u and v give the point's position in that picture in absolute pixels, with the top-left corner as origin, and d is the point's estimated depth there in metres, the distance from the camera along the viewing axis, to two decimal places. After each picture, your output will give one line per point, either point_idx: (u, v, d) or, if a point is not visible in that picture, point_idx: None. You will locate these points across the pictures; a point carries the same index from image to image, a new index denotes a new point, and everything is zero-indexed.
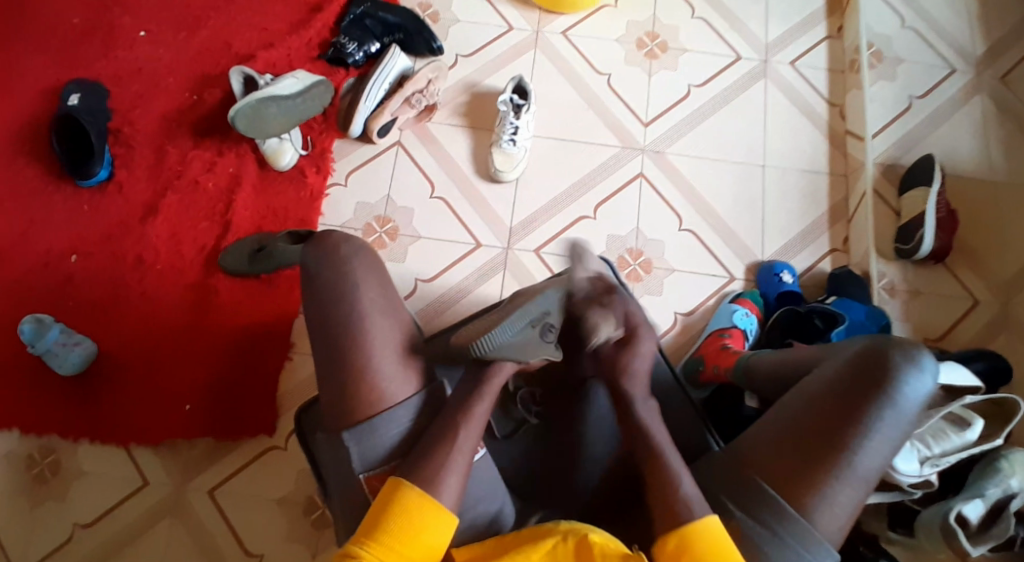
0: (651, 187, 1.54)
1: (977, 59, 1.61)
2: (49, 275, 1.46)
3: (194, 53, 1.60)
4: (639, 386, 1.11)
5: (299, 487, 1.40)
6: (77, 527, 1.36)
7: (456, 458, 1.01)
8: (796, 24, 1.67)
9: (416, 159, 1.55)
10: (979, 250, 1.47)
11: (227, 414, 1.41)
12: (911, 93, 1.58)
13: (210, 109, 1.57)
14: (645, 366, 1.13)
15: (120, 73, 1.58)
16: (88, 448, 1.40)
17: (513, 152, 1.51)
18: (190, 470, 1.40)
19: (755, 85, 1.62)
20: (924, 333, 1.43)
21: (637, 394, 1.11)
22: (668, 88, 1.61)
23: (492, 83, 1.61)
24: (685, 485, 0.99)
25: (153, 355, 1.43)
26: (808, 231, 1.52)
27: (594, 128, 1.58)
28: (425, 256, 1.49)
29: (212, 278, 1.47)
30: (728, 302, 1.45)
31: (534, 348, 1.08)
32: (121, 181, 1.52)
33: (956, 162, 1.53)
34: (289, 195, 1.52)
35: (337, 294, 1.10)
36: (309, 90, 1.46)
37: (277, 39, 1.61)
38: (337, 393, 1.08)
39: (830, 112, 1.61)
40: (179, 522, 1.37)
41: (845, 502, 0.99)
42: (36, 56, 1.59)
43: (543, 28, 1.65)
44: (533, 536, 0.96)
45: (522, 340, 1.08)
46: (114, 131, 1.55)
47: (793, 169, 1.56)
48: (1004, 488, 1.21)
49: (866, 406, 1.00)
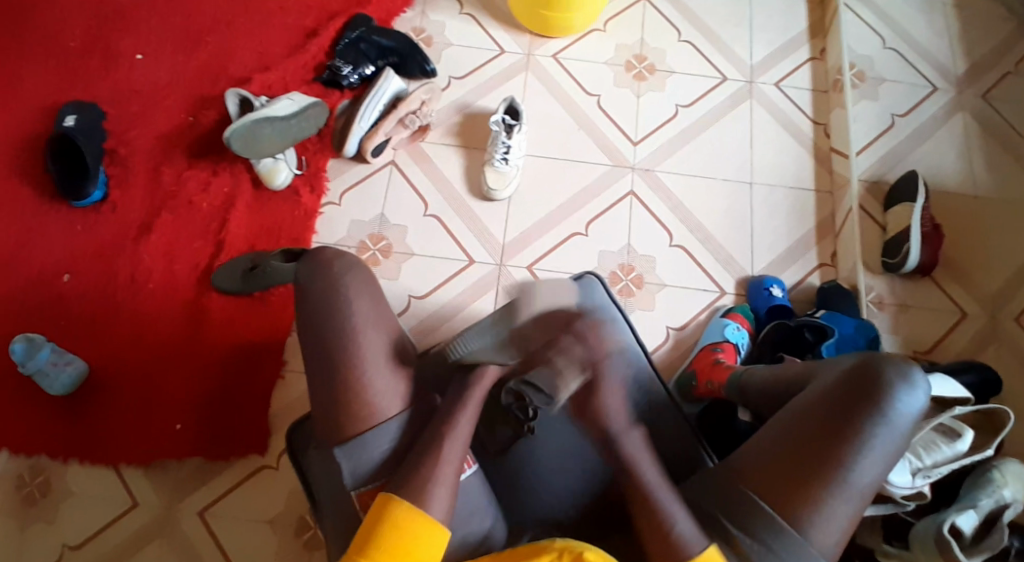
0: (642, 205, 1.56)
1: (957, 79, 1.65)
2: (42, 294, 1.46)
3: (191, 75, 1.62)
4: (616, 421, 1.11)
5: (291, 506, 1.39)
6: (67, 547, 1.34)
7: (442, 468, 1.01)
8: (780, 47, 1.71)
9: (410, 178, 1.57)
10: (964, 264, 1.50)
11: (219, 434, 1.40)
12: (894, 112, 1.62)
13: (205, 130, 1.58)
14: (616, 404, 1.12)
15: (117, 95, 1.60)
16: (77, 469, 1.39)
17: (506, 170, 1.54)
18: (180, 490, 1.38)
19: (742, 106, 1.65)
20: (913, 346, 1.45)
21: (616, 427, 1.11)
22: (657, 108, 1.64)
23: (484, 105, 1.64)
24: (682, 524, 0.99)
25: (145, 374, 1.42)
26: (797, 246, 1.55)
27: (585, 147, 1.60)
28: (418, 273, 1.50)
29: (206, 297, 1.47)
30: (719, 317, 1.47)
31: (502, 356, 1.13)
32: (115, 201, 1.53)
33: (940, 178, 1.56)
34: (283, 213, 1.53)
35: (331, 308, 1.10)
36: (304, 111, 1.49)
37: (273, 62, 1.63)
38: (328, 404, 1.08)
39: (815, 130, 1.64)
40: (169, 542, 1.35)
41: (839, 516, 1.00)
42: (33, 77, 1.60)
43: (534, 51, 1.69)
44: (525, 555, 0.96)
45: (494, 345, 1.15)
46: (109, 151, 1.56)
47: (781, 186, 1.59)
48: (997, 499, 1.22)
49: (861, 421, 1.01)
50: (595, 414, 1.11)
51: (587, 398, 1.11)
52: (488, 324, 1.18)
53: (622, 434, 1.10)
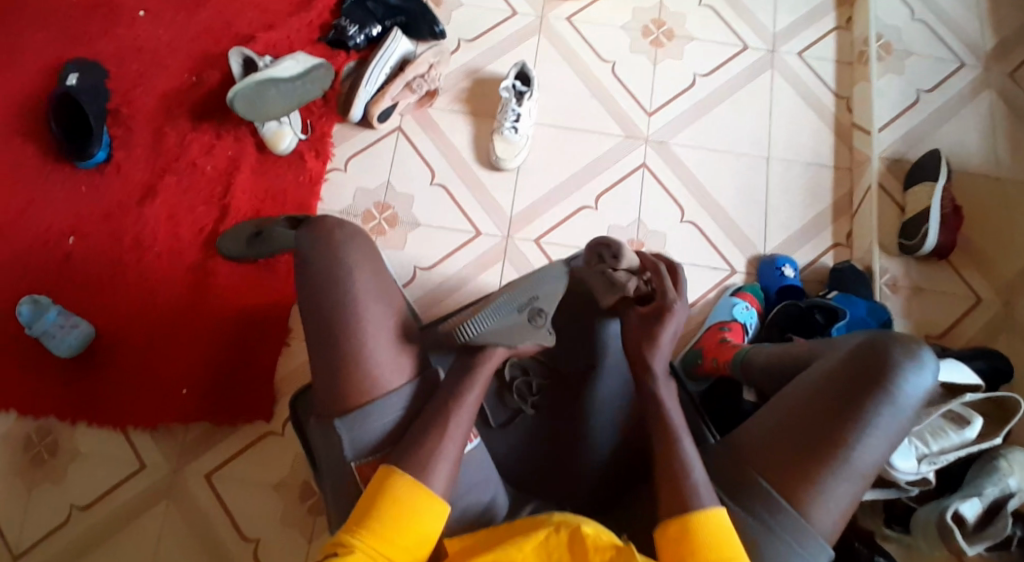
0: (653, 176, 1.53)
1: (986, 53, 1.59)
2: (45, 255, 1.45)
3: (194, 33, 1.58)
4: (664, 362, 1.07)
5: (296, 470, 1.40)
6: (75, 508, 1.36)
7: (446, 444, 1.01)
8: (805, 14, 1.64)
9: (417, 144, 1.54)
10: (983, 249, 1.46)
11: (223, 400, 1.40)
12: (919, 87, 1.56)
13: (209, 91, 1.55)
14: (669, 345, 1.08)
15: (119, 53, 1.57)
16: (84, 430, 1.40)
17: (515, 140, 1.49)
18: (187, 453, 1.40)
19: (761, 76, 1.60)
20: (925, 330, 1.42)
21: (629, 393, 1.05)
22: (673, 77, 1.59)
23: (494, 70, 1.59)
24: (690, 480, 0.96)
25: (150, 337, 1.42)
26: (811, 224, 1.51)
27: (597, 115, 1.56)
28: (423, 244, 1.48)
29: (210, 262, 1.46)
30: (729, 294, 1.44)
31: (522, 333, 1.09)
32: (118, 162, 1.51)
33: (963, 158, 1.51)
34: (288, 178, 1.50)
35: (332, 279, 1.08)
36: (309, 73, 1.45)
37: (278, 20, 1.59)
38: (329, 380, 1.07)
39: (837, 103, 1.59)
40: (176, 502, 1.37)
41: (841, 497, 0.98)
42: (33, 32, 1.57)
43: (547, 13, 1.63)
44: (528, 526, 0.95)
45: (507, 325, 1.09)
46: (112, 110, 1.53)
47: (798, 161, 1.54)
48: (1002, 488, 1.20)
49: (866, 400, 0.99)
50: (647, 349, 1.08)
51: (650, 323, 1.09)
52: (503, 301, 1.09)
53: (665, 378, 1.07)
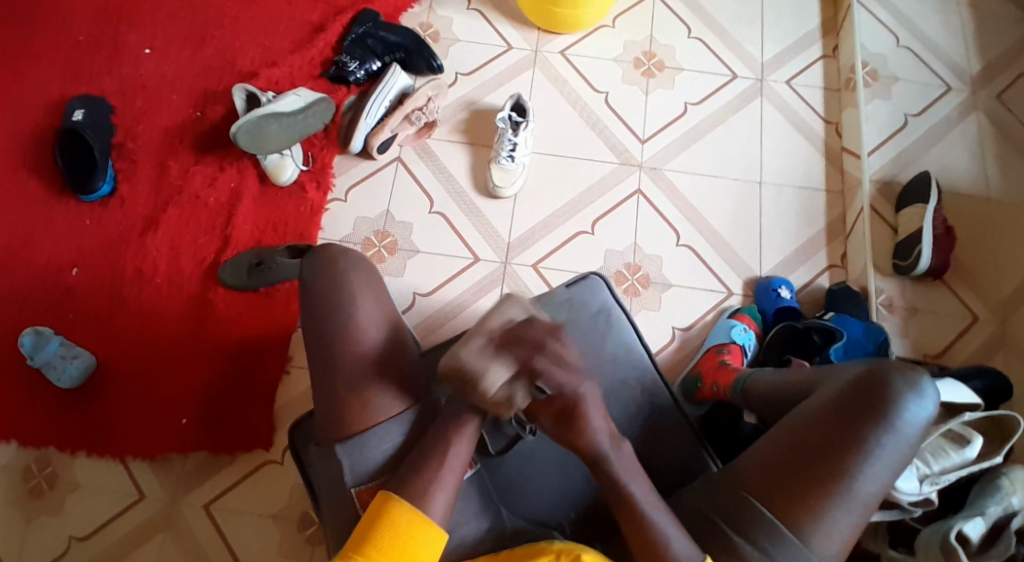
0: (648, 203, 1.55)
1: (971, 78, 1.63)
2: (48, 288, 1.47)
3: (198, 71, 1.63)
4: (603, 435, 1.02)
5: (294, 502, 1.39)
6: (74, 539, 1.35)
7: (445, 473, 1.00)
8: (792, 44, 1.69)
9: (415, 174, 1.57)
10: (977, 270, 1.47)
11: (221, 432, 1.40)
12: (906, 112, 1.60)
13: (212, 125, 1.59)
14: (600, 421, 1.02)
15: (125, 90, 1.61)
16: (84, 460, 1.40)
17: (512, 168, 1.52)
18: (187, 482, 1.39)
19: (752, 104, 1.63)
20: (924, 350, 1.43)
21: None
22: (666, 105, 1.63)
23: (491, 101, 1.63)
24: (671, 534, 0.97)
25: (150, 368, 1.43)
26: (806, 247, 1.53)
27: (592, 144, 1.59)
28: (422, 271, 1.50)
29: (210, 292, 1.47)
30: (726, 317, 1.45)
31: None
32: (122, 195, 1.53)
33: (952, 180, 1.53)
34: (289, 209, 1.53)
35: (332, 307, 1.09)
36: (311, 107, 1.49)
37: (280, 57, 1.64)
38: (328, 400, 1.07)
39: (827, 129, 1.62)
40: (175, 533, 1.36)
41: (843, 526, 0.98)
42: (42, 71, 1.61)
43: (542, 47, 1.67)
44: (523, 555, 0.95)
45: None
46: (117, 145, 1.57)
47: (791, 186, 1.57)
48: (1005, 506, 1.19)
49: (866, 430, 0.99)
50: (577, 436, 1.02)
51: (565, 420, 1.02)
52: (501, 335, 1.08)
53: (613, 449, 1.02)
